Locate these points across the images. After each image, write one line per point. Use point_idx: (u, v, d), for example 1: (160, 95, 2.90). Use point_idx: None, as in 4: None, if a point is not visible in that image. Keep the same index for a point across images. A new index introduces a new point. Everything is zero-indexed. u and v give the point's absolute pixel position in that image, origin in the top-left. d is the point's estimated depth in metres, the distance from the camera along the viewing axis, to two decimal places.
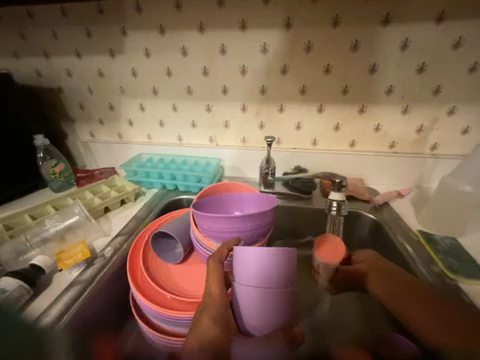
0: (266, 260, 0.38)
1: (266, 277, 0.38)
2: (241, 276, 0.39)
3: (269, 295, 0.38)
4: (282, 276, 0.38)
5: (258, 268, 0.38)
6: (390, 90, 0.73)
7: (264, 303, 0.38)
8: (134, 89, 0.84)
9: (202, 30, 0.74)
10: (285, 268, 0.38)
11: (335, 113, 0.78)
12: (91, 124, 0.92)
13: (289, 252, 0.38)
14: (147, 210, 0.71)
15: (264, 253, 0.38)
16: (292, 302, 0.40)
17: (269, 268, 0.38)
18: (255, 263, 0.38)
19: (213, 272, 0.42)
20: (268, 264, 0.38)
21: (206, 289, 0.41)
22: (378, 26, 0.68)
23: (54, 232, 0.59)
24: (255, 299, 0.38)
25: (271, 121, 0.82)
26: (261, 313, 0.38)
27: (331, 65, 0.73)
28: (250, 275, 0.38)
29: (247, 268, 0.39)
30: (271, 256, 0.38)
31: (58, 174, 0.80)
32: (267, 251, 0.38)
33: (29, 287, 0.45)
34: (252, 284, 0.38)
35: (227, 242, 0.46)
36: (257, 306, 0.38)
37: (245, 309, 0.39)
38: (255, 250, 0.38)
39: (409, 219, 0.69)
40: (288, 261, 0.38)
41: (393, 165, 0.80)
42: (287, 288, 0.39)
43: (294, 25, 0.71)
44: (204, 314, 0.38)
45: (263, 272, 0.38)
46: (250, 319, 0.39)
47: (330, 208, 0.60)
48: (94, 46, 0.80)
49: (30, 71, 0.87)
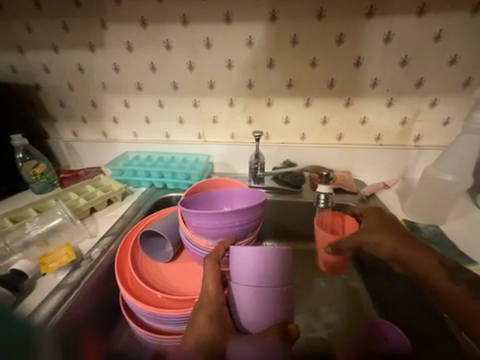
0: (259, 259, 0.38)
1: (260, 276, 0.38)
2: (236, 276, 0.39)
3: (264, 293, 0.38)
4: (276, 274, 0.39)
5: (252, 268, 0.38)
6: (375, 83, 0.75)
7: (259, 301, 0.38)
8: (117, 85, 0.81)
9: (185, 23, 0.72)
10: (279, 266, 0.39)
11: (322, 107, 0.79)
12: (73, 122, 0.88)
13: (283, 250, 0.39)
14: (135, 209, 0.69)
15: (258, 251, 0.38)
16: (286, 300, 0.40)
17: (263, 267, 0.38)
18: (249, 262, 0.38)
19: (210, 271, 0.42)
20: (262, 263, 0.38)
21: (203, 287, 0.41)
22: (363, 19, 0.68)
23: (37, 236, 0.57)
24: (251, 297, 0.38)
25: (260, 116, 0.81)
26: (256, 311, 0.39)
27: (317, 59, 0.73)
28: (245, 274, 0.39)
29: (241, 267, 0.39)
30: (265, 255, 0.38)
31: (39, 175, 0.77)
32: (261, 250, 0.38)
33: (11, 293, 0.44)
34: (247, 283, 0.39)
35: (223, 241, 0.46)
36: (253, 304, 0.38)
37: (241, 308, 0.39)
38: (249, 250, 0.39)
39: (395, 209, 0.71)
40: (282, 259, 0.39)
41: (379, 157, 0.81)
42: (281, 285, 0.39)
43: (279, 18, 0.70)
44: (201, 312, 0.38)
45: (257, 271, 0.38)
46: (245, 317, 0.39)
47: (319, 201, 0.60)
48: (73, 40, 0.77)
49: (4, 66, 0.82)
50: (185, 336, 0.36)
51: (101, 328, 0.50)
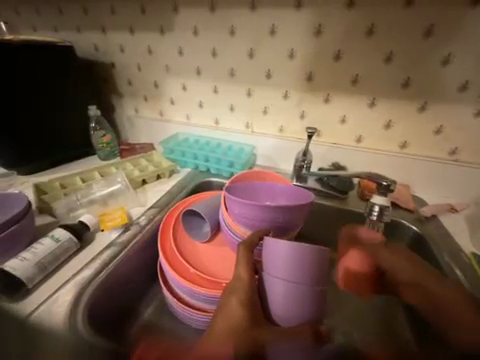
0: (296, 255, 0.37)
1: (296, 272, 0.37)
2: (270, 268, 0.39)
3: (297, 290, 0.37)
4: (312, 272, 0.37)
5: (288, 263, 0.37)
6: (464, 86, 0.63)
7: (291, 297, 0.37)
8: (179, 68, 0.85)
9: (253, 8, 0.71)
10: (315, 265, 0.37)
11: (389, 109, 0.70)
12: (137, 100, 0.96)
13: (321, 251, 0.37)
14: (179, 188, 0.74)
15: (296, 248, 0.37)
16: (320, 300, 0.38)
17: (298, 264, 0.37)
18: (284, 256, 0.37)
19: (243, 258, 0.42)
20: (299, 260, 0.37)
21: (236, 273, 0.41)
22: (463, 8, 0.57)
23: (99, 196, 0.65)
24: (283, 292, 0.38)
25: (314, 112, 0.77)
26: (286, 305, 0.38)
27: (394, 53, 0.64)
28: (280, 268, 0.38)
29: (275, 260, 0.38)
30: (303, 252, 0.37)
31: (105, 144, 0.88)
32: (299, 247, 0.37)
33: (77, 241, 0.51)
34: (280, 276, 0.38)
35: (259, 232, 0.46)
36: (284, 299, 0.38)
37: (271, 299, 0.39)
38: (286, 246, 0.37)
39: (461, 238, 0.61)
40: (321, 260, 0.37)
41: (450, 175, 0.70)
42: (316, 286, 0.37)
43: (357, 4, 0.63)
44: (233, 296, 0.38)
45: (292, 267, 0.37)
46: (275, 310, 0.38)
47: (371, 212, 0.57)
48: (147, 22, 0.83)
49: (89, 45, 0.93)
50: (216, 318, 0.37)
51: (138, 287, 0.56)
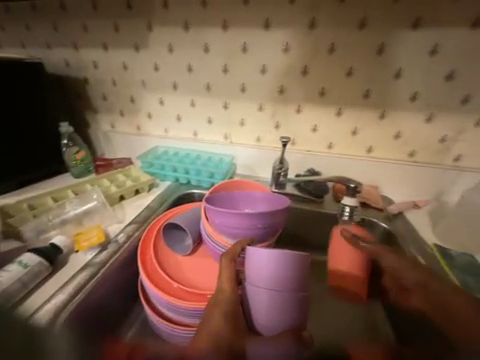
0: (276, 263, 0.38)
1: (277, 280, 0.38)
2: (252, 278, 0.40)
3: (280, 298, 0.38)
4: (292, 279, 0.39)
5: (269, 272, 0.39)
6: (414, 96, 0.71)
7: (274, 305, 0.39)
8: (155, 83, 0.86)
9: (225, 27, 0.75)
10: (295, 272, 0.39)
11: (354, 117, 0.76)
12: (112, 115, 0.95)
13: (300, 257, 0.39)
14: (159, 202, 0.73)
15: (277, 256, 0.39)
16: (301, 307, 0.40)
17: (280, 271, 0.38)
18: (266, 264, 0.39)
19: (226, 269, 0.43)
20: (280, 268, 0.39)
21: (218, 284, 0.41)
22: (407, 30, 0.66)
23: (73, 216, 0.62)
24: (266, 301, 0.39)
25: (288, 121, 0.81)
26: (269, 313, 0.39)
27: (354, 68, 0.72)
28: (262, 277, 0.39)
29: (257, 269, 0.39)
30: (283, 260, 0.38)
31: (79, 161, 0.84)
32: (279, 255, 0.39)
33: (48, 264, 0.49)
34: (262, 285, 0.39)
35: (241, 242, 0.48)
36: (267, 307, 0.39)
37: (254, 310, 0.39)
38: (267, 254, 0.39)
39: (425, 232, 0.66)
40: (300, 266, 0.39)
41: (411, 175, 0.77)
42: (297, 292, 0.39)
43: (318, 26, 0.70)
44: (215, 309, 0.38)
45: (274, 275, 0.39)
46: (259, 319, 0.39)
47: (343, 213, 0.62)
48: (121, 40, 0.83)
49: (60, 61, 0.91)
50: (198, 331, 0.35)
51: (118, 309, 0.53)
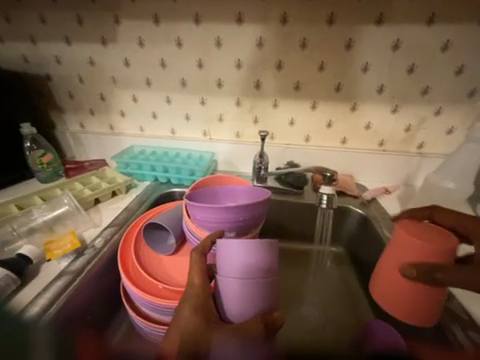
0: (244, 253, 0.38)
1: (247, 269, 0.38)
2: (223, 269, 0.39)
3: (250, 286, 0.38)
4: (262, 265, 0.39)
5: (239, 261, 0.38)
6: (381, 89, 0.75)
7: (245, 293, 0.38)
8: (128, 79, 0.82)
9: (197, 21, 0.74)
10: (266, 259, 0.39)
11: (328, 110, 0.80)
12: (81, 114, 0.89)
13: (270, 244, 0.39)
14: (138, 203, 0.70)
15: (247, 246, 0.38)
16: (272, 289, 0.40)
17: (251, 260, 0.38)
18: (237, 255, 0.39)
19: (196, 263, 0.42)
20: (250, 256, 0.39)
21: (188, 279, 0.41)
22: (372, 26, 0.70)
23: (42, 223, 0.58)
24: (237, 289, 0.38)
25: (266, 116, 0.82)
26: (241, 301, 0.39)
27: (325, 62, 0.74)
28: (232, 267, 0.39)
29: (228, 260, 0.39)
30: (254, 248, 0.38)
31: (45, 164, 0.78)
32: (249, 244, 0.38)
33: (16, 276, 0.44)
34: (233, 275, 0.39)
35: (212, 234, 0.46)
36: (238, 295, 0.39)
37: (227, 299, 0.39)
38: (237, 245, 0.39)
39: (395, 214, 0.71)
40: (271, 253, 0.39)
41: (382, 163, 0.82)
42: (267, 277, 0.39)
43: (290, 21, 0.71)
44: (185, 305, 0.38)
45: (245, 265, 0.38)
46: (230, 308, 0.39)
47: (321, 202, 0.64)
48: (86, 33, 0.78)
49: (16, 56, 0.83)
50: (170, 330, 0.37)
51: (100, 317, 0.51)
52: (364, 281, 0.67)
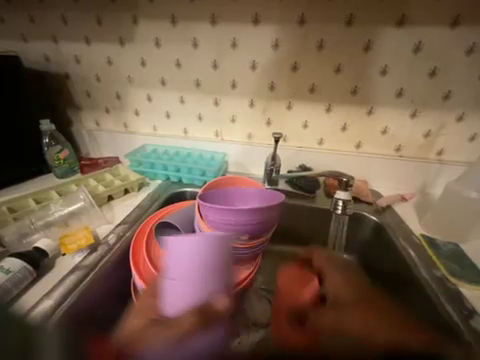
0: (191, 245, 0.39)
1: (192, 260, 0.38)
2: (172, 270, 0.39)
3: (191, 277, 0.38)
4: (209, 257, 0.39)
5: (185, 257, 0.39)
6: (400, 93, 0.73)
7: (190, 285, 0.37)
8: (143, 79, 0.84)
9: (214, 22, 0.74)
10: (211, 251, 0.39)
11: (343, 113, 0.78)
12: (97, 112, 0.91)
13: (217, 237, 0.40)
14: (150, 201, 0.71)
15: (196, 238, 0.40)
16: (218, 282, 0.38)
17: (199, 251, 0.38)
18: (185, 247, 0.39)
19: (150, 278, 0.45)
20: (197, 248, 0.39)
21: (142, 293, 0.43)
22: (392, 27, 0.68)
23: (58, 217, 0.59)
24: (184, 285, 0.37)
25: (279, 118, 0.81)
26: (181, 292, 0.37)
27: (342, 65, 0.73)
28: (179, 259, 0.39)
29: (176, 253, 0.39)
30: (200, 241, 0.39)
31: (62, 160, 0.80)
32: (198, 237, 0.40)
33: (33, 269, 0.46)
34: (179, 267, 0.39)
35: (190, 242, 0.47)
36: (181, 285, 0.37)
37: (171, 298, 0.37)
38: (188, 239, 0.40)
39: (412, 223, 0.69)
40: (219, 246, 0.39)
41: (398, 168, 0.79)
42: (216, 268, 0.39)
43: (307, 22, 0.70)
44: (134, 312, 0.39)
45: (191, 257, 0.38)
46: (171, 300, 0.37)
47: (337, 207, 0.63)
48: (105, 33, 0.80)
49: (38, 55, 0.86)
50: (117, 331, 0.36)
51: (110, 313, 0.51)
52: None
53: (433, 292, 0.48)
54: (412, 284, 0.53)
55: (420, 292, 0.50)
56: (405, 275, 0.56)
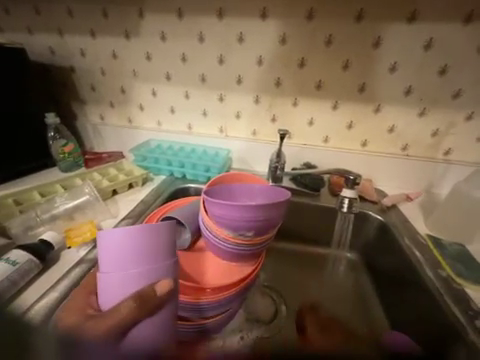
0: (120, 241, 0.34)
1: (121, 255, 0.34)
2: (104, 265, 0.35)
3: (121, 272, 0.34)
4: (139, 247, 0.35)
5: (116, 252, 0.34)
6: (408, 90, 0.72)
7: (121, 281, 0.34)
8: (147, 73, 0.83)
9: (221, 16, 0.73)
10: (144, 246, 0.35)
11: (350, 111, 0.77)
12: (101, 106, 0.91)
13: (153, 230, 0.36)
14: (154, 196, 0.70)
15: (125, 232, 0.35)
16: (157, 268, 0.35)
17: (129, 247, 0.34)
18: (114, 242, 0.34)
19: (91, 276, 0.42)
20: (125, 244, 0.34)
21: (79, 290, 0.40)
22: (403, 23, 0.66)
23: (64, 211, 0.60)
24: (116, 280, 0.34)
25: (284, 115, 0.81)
26: (112, 288, 0.34)
27: (351, 61, 0.72)
28: (108, 255, 0.35)
29: (104, 249, 0.35)
30: (128, 236, 0.35)
31: (67, 154, 0.80)
32: (125, 232, 0.35)
33: (39, 261, 0.46)
34: (109, 263, 0.35)
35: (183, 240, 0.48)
36: (112, 281, 0.34)
37: (106, 294, 0.35)
38: (113, 233, 0.35)
39: (417, 223, 0.68)
40: (155, 240, 0.36)
41: (404, 167, 0.78)
42: (152, 256, 0.35)
43: (316, 17, 0.69)
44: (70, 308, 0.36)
45: (120, 253, 0.34)
46: (106, 295, 0.35)
47: (343, 205, 0.62)
48: (111, 26, 0.79)
49: (43, 48, 0.86)
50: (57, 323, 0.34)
51: None
52: (381, 290, 0.65)
53: (439, 292, 0.47)
54: (416, 284, 0.53)
55: (425, 292, 0.50)
56: (410, 275, 0.55)
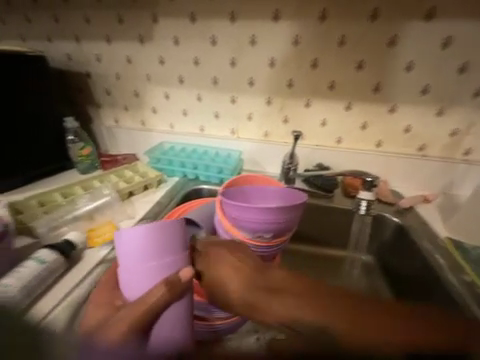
0: (138, 238, 0.36)
1: (139, 251, 0.36)
2: (124, 262, 0.37)
3: (143, 267, 0.36)
4: (158, 242, 0.36)
5: (135, 249, 0.36)
6: (425, 89, 0.70)
7: (143, 274, 0.36)
8: (161, 77, 0.85)
9: (233, 19, 0.74)
10: (160, 240, 0.37)
11: (364, 111, 0.76)
12: (116, 110, 0.93)
13: (168, 225, 0.37)
14: (168, 198, 0.72)
15: (140, 230, 0.36)
16: (177, 259, 0.37)
17: (147, 243, 0.36)
18: (131, 240, 0.36)
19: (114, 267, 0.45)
20: (142, 240, 0.36)
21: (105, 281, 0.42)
22: (420, 21, 0.65)
23: (83, 212, 0.62)
24: (139, 274, 0.36)
25: (296, 116, 0.80)
26: (136, 282, 0.37)
27: (365, 61, 0.71)
28: (127, 252, 0.37)
29: (124, 248, 0.37)
30: (144, 233, 0.36)
31: (84, 156, 0.83)
32: (140, 229, 0.36)
33: (64, 260, 0.48)
34: (129, 260, 0.37)
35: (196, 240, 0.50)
36: (135, 276, 0.37)
37: (130, 288, 0.37)
38: (130, 231, 0.36)
39: (436, 225, 0.66)
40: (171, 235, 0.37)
41: (421, 168, 0.76)
42: (173, 247, 0.37)
43: (329, 18, 0.69)
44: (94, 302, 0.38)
45: (139, 249, 0.36)
46: (131, 287, 0.37)
47: (360, 207, 0.62)
48: (125, 31, 0.81)
49: (62, 54, 0.89)
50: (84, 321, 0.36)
51: None
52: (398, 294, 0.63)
53: (462, 298, 0.46)
54: (437, 289, 0.51)
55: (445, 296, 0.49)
56: (428, 278, 0.54)
